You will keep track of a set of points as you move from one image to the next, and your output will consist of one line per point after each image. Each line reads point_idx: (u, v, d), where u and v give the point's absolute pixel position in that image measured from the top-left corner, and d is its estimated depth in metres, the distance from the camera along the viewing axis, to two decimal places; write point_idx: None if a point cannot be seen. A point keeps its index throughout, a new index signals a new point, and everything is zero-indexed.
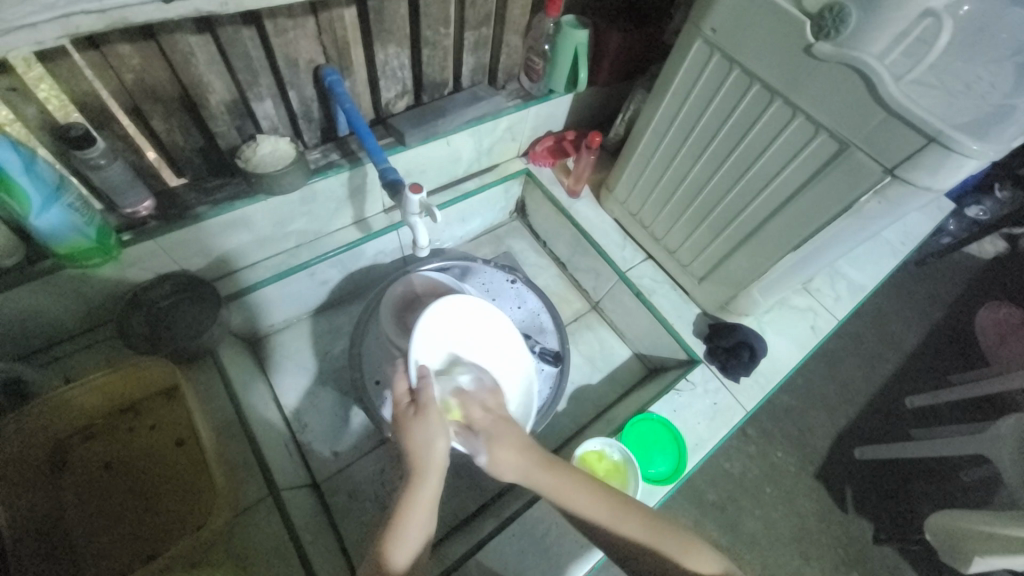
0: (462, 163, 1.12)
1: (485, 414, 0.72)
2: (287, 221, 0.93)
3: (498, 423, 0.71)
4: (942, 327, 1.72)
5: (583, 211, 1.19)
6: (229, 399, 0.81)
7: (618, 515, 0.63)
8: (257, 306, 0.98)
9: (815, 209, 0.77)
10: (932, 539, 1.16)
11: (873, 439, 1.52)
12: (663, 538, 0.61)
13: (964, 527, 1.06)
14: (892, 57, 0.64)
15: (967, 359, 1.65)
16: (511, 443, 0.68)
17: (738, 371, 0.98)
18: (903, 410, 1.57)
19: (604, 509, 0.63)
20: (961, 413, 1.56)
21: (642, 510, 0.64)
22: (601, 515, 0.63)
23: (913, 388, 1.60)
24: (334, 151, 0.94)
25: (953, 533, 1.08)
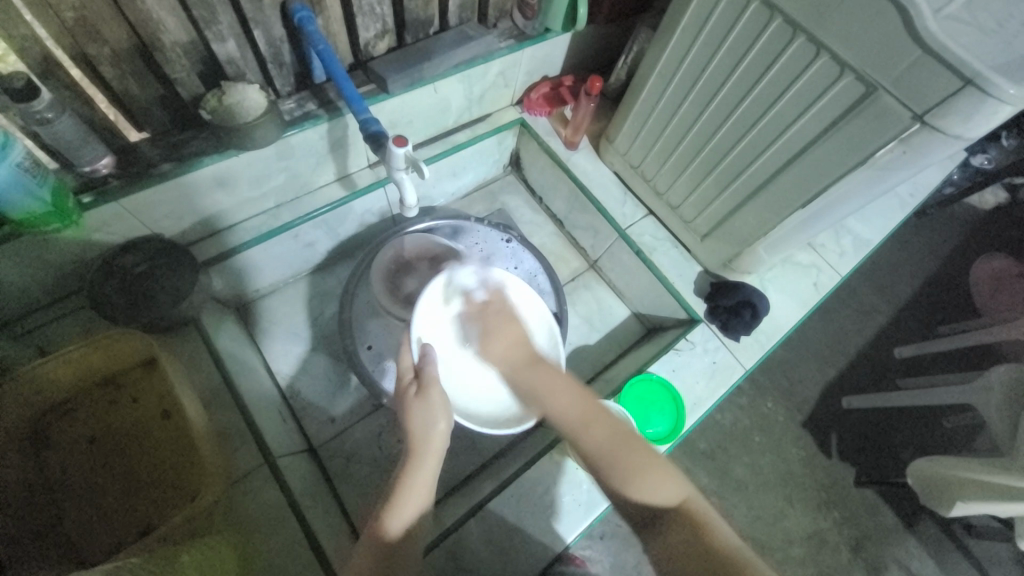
0: (451, 113, 1.04)
1: (489, 308, 0.82)
2: (264, 179, 0.86)
3: (497, 320, 0.80)
4: (939, 280, 1.71)
5: (581, 164, 1.12)
6: (216, 369, 0.78)
7: (588, 423, 0.64)
8: (239, 270, 0.93)
9: (832, 160, 0.71)
10: (914, 483, 1.21)
11: (863, 390, 1.54)
12: (626, 455, 0.60)
13: (944, 472, 1.10)
14: None
15: (962, 312, 1.65)
16: (507, 347, 0.75)
17: (738, 329, 0.96)
18: (894, 362, 1.58)
19: (571, 414, 0.65)
20: (950, 364, 1.58)
21: (615, 425, 0.63)
22: (565, 420, 0.65)
23: (906, 341, 1.61)
24: (310, 100, 0.85)
25: (935, 478, 1.12)
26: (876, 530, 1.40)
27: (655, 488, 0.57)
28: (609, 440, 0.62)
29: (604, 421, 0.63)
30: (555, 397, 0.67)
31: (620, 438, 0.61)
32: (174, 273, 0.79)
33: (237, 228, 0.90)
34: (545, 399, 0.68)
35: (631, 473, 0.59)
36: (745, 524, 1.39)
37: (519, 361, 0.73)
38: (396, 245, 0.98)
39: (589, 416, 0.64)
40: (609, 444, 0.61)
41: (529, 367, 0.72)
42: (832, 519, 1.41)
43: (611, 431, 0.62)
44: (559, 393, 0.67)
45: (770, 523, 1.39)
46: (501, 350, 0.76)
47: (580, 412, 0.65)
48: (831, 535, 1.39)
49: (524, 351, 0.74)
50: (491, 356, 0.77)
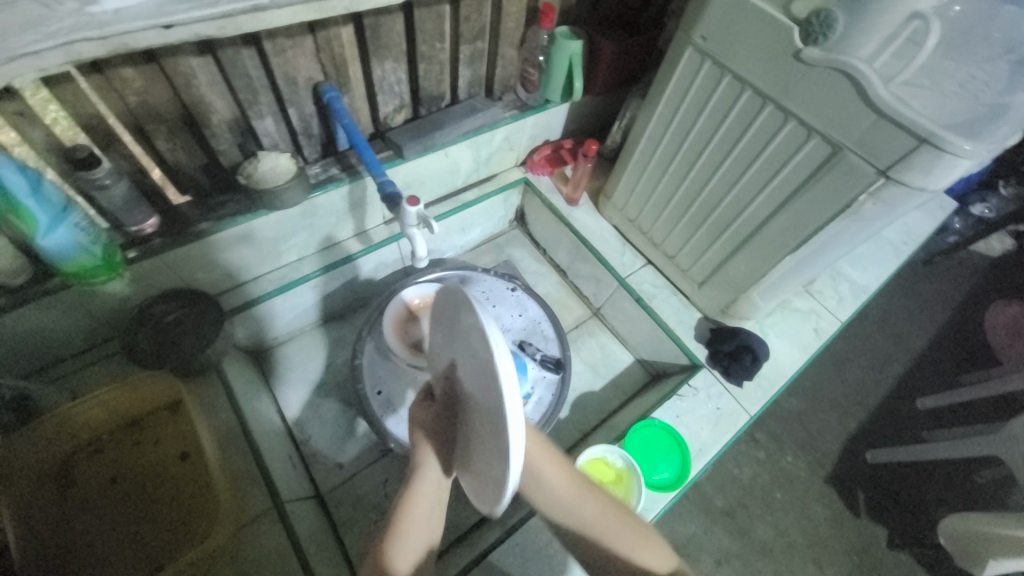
0: (460, 174, 1.14)
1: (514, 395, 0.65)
2: (289, 235, 0.94)
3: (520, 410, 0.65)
4: (950, 326, 1.70)
5: (581, 218, 1.20)
6: (234, 412, 0.82)
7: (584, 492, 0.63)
8: (260, 319, 0.99)
9: (811, 211, 0.77)
10: (945, 543, 1.15)
11: (884, 441, 1.50)
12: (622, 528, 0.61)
13: (978, 529, 1.05)
14: (882, 59, 0.65)
15: (978, 358, 1.63)
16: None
17: (740, 375, 0.98)
18: (913, 411, 1.55)
19: (570, 489, 0.63)
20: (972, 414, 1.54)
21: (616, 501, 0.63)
22: (563, 496, 0.62)
23: (923, 389, 1.58)
24: (334, 165, 0.96)
25: (970, 536, 1.06)
26: None
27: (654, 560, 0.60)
28: (619, 520, 0.61)
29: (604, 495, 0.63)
30: (552, 468, 0.63)
31: (617, 515, 0.62)
32: (199, 320, 0.84)
33: (261, 281, 0.97)
34: (547, 483, 0.62)
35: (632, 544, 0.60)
36: None
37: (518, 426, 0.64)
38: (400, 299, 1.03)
39: (580, 492, 0.62)
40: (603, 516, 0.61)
41: (536, 443, 0.63)
42: None
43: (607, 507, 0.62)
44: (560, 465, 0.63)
45: None
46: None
47: (585, 489, 0.63)
48: None
49: (529, 421, 0.64)
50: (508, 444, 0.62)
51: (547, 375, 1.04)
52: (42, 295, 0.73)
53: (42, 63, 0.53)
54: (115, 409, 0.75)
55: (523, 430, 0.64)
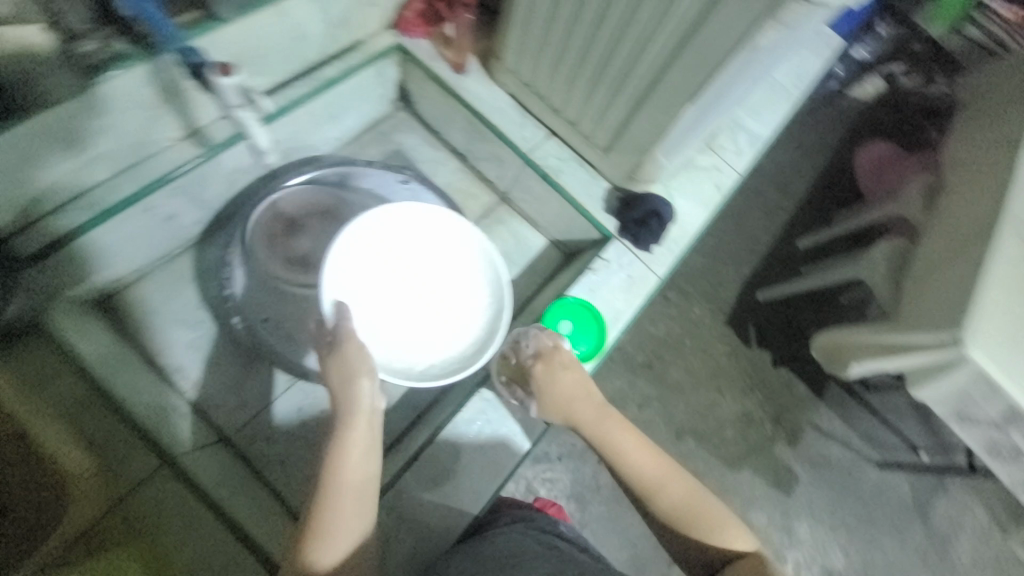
0: (312, 42, 0.90)
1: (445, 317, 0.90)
2: (79, 138, 0.69)
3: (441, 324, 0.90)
4: (831, 168, 1.81)
5: (472, 88, 1.03)
6: (76, 372, 0.70)
7: (663, 469, 0.69)
8: (84, 261, 0.77)
9: (711, 46, 0.69)
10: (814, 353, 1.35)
11: (770, 281, 1.67)
12: (692, 502, 0.66)
13: (838, 339, 1.23)
14: None
15: (850, 195, 1.79)
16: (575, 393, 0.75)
17: (648, 240, 0.97)
18: (795, 252, 1.72)
19: (651, 465, 0.69)
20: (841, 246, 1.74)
21: (691, 482, 0.68)
22: (648, 470, 0.69)
23: (803, 230, 1.74)
24: (116, 35, 0.67)
25: (833, 345, 1.24)
26: (792, 401, 1.58)
27: (730, 538, 0.63)
28: (690, 500, 0.66)
29: (679, 477, 0.68)
30: (584, 404, 0.75)
31: (697, 495, 0.66)
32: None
33: (65, 209, 0.73)
34: (626, 460, 0.70)
35: (709, 525, 0.64)
36: (684, 419, 1.51)
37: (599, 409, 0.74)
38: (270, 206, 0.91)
39: (668, 469, 0.68)
40: (686, 492, 0.67)
41: (626, 434, 0.72)
42: (755, 399, 1.57)
43: (664, 466, 0.69)
44: (631, 433, 0.72)
45: (705, 414, 1.52)
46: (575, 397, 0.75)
47: (667, 469, 0.69)
48: (757, 413, 1.55)
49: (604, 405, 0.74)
50: (557, 394, 0.76)
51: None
52: None
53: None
54: None
55: (571, 390, 0.76)
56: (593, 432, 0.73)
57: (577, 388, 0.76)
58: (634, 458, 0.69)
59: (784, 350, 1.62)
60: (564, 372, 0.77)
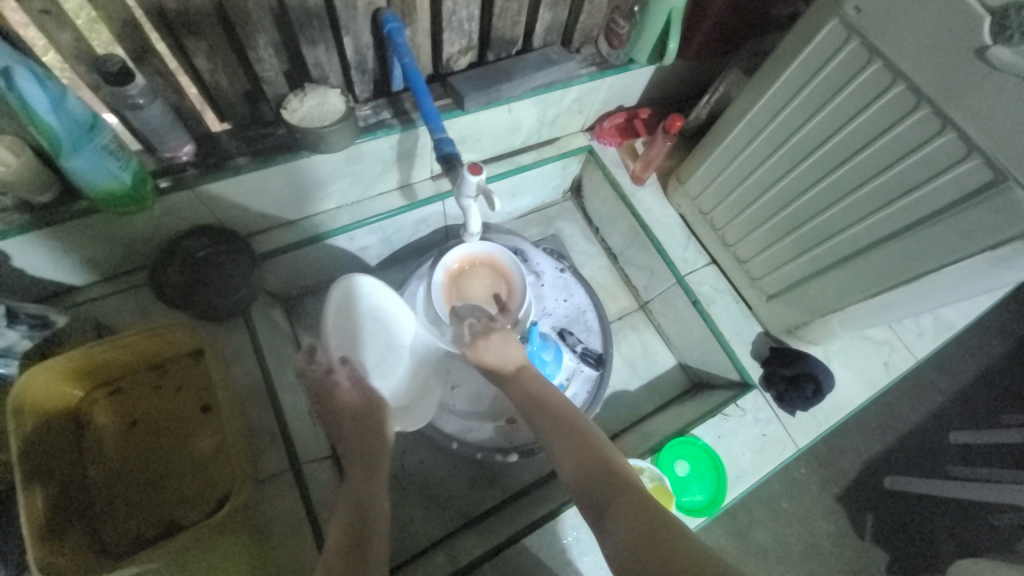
0: (520, 134, 1.02)
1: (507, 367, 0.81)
2: (329, 180, 0.86)
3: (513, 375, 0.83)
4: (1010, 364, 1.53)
5: (645, 202, 1.07)
6: (257, 363, 0.80)
7: (560, 423, 0.71)
8: (293, 266, 0.93)
9: (938, 245, 0.64)
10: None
11: (906, 471, 1.40)
12: (592, 448, 0.66)
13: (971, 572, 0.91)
14: None
15: None
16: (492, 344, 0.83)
17: (796, 404, 0.89)
18: (943, 445, 1.43)
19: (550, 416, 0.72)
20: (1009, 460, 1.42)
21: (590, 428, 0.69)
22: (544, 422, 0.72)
23: (960, 425, 1.46)
24: (386, 108, 0.84)
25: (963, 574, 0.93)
26: None
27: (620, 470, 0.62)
28: (584, 449, 0.65)
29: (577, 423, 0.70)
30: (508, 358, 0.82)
31: (595, 440, 0.67)
32: (229, 258, 0.81)
33: (298, 225, 0.91)
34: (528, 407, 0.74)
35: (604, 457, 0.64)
36: None
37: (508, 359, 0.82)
38: (457, 254, 0.91)
39: (563, 417, 0.71)
40: (578, 439, 0.67)
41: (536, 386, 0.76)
42: None
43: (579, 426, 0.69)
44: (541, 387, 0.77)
45: None
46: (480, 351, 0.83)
47: (566, 421, 0.70)
48: None
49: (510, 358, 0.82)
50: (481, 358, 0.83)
51: (587, 369, 0.99)
52: (72, 217, 0.67)
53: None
54: (138, 352, 0.71)
55: (503, 350, 0.82)
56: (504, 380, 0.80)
57: (509, 360, 0.81)
58: (549, 417, 0.72)
59: (909, 563, 1.32)
60: (488, 347, 0.82)
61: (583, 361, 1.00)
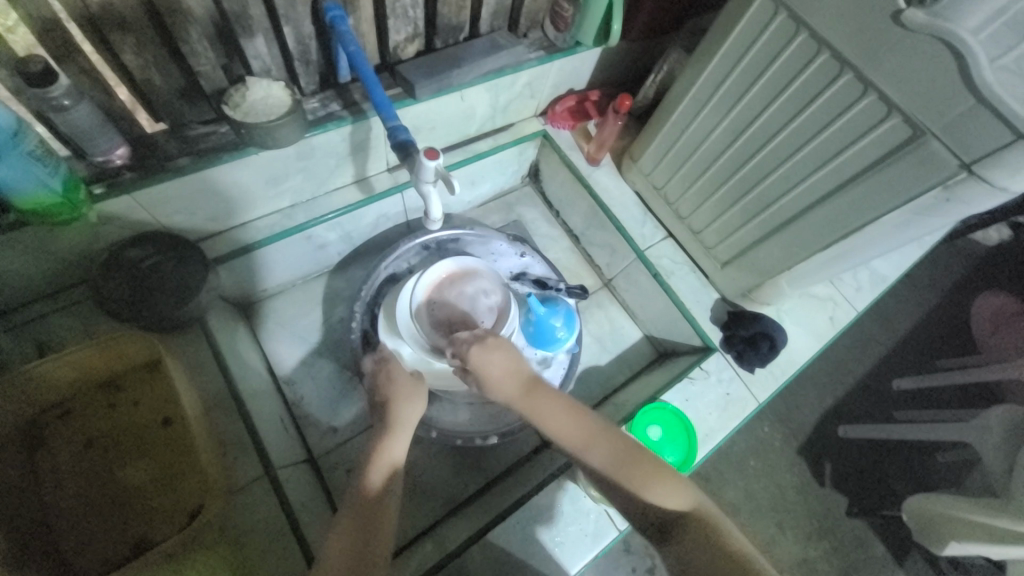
0: (475, 121, 1.02)
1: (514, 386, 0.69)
2: (280, 178, 0.83)
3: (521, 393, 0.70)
4: (936, 312, 1.67)
5: (601, 181, 1.10)
6: (220, 370, 0.77)
7: (586, 436, 0.64)
8: (249, 270, 0.90)
9: (869, 200, 0.70)
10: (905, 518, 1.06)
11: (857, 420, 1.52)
12: (629, 474, 0.61)
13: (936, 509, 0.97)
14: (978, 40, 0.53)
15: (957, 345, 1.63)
16: (498, 360, 0.71)
17: (754, 362, 0.95)
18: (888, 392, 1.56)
19: (572, 432, 0.65)
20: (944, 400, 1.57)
21: (620, 440, 0.64)
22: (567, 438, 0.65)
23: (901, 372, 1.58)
24: (334, 100, 0.82)
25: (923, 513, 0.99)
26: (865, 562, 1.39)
27: (666, 498, 0.60)
28: (632, 468, 0.62)
29: (604, 439, 0.64)
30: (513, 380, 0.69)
31: (634, 454, 0.63)
32: (180, 264, 0.77)
33: (251, 226, 0.87)
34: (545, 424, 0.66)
35: (645, 487, 0.61)
36: None
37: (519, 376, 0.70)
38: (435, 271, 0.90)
39: (588, 432, 0.64)
40: (613, 459, 0.63)
41: (549, 399, 0.67)
42: (822, 549, 1.39)
43: (606, 449, 0.63)
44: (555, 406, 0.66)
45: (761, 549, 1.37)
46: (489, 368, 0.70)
47: (591, 436, 0.64)
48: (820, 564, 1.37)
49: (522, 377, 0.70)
50: (486, 378, 0.70)
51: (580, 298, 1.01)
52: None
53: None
54: (87, 369, 0.69)
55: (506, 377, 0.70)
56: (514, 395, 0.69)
57: (513, 375, 0.70)
58: (576, 441, 0.65)
59: (866, 503, 1.43)
60: (490, 357, 0.71)
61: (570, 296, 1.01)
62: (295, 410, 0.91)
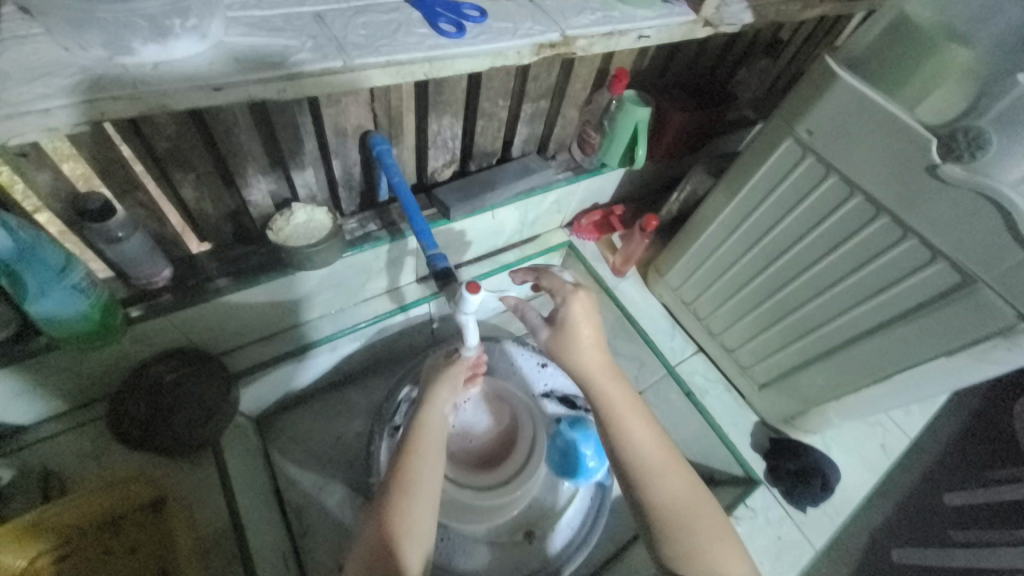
0: (503, 235, 1.05)
1: (600, 365, 0.67)
2: (312, 294, 0.83)
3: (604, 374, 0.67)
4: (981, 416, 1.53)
5: (628, 292, 1.09)
6: (226, 502, 0.71)
7: (666, 463, 0.63)
8: (270, 383, 0.88)
9: (922, 340, 0.67)
10: None
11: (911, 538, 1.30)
12: (700, 525, 0.60)
13: None
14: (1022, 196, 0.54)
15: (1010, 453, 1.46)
16: (593, 335, 0.67)
17: (806, 500, 0.86)
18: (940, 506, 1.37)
19: (655, 454, 0.63)
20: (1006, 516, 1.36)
21: (694, 483, 0.63)
22: (649, 457, 0.63)
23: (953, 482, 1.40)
24: (372, 221, 0.85)
25: None
26: None
27: (726, 564, 0.58)
28: (702, 518, 0.61)
29: (683, 475, 0.63)
30: (614, 384, 0.66)
31: (702, 502, 0.62)
32: (203, 381, 0.75)
33: (277, 338, 0.86)
34: (623, 428, 0.64)
35: (709, 544, 0.59)
36: None
37: (604, 360, 0.67)
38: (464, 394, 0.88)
39: (669, 461, 0.63)
40: (684, 495, 0.62)
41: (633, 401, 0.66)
42: None
43: (684, 485, 0.62)
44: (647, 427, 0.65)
45: None
46: (586, 335, 0.67)
47: (669, 462, 0.63)
48: None
49: (608, 364, 0.68)
50: (571, 340, 0.67)
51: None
52: (21, 359, 0.61)
53: (49, 119, 0.44)
54: (89, 510, 0.64)
55: (593, 349, 0.67)
56: (591, 381, 0.66)
57: (602, 355, 0.67)
58: (654, 458, 0.63)
59: None
60: (581, 322, 0.67)
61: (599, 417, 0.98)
62: (300, 541, 0.83)
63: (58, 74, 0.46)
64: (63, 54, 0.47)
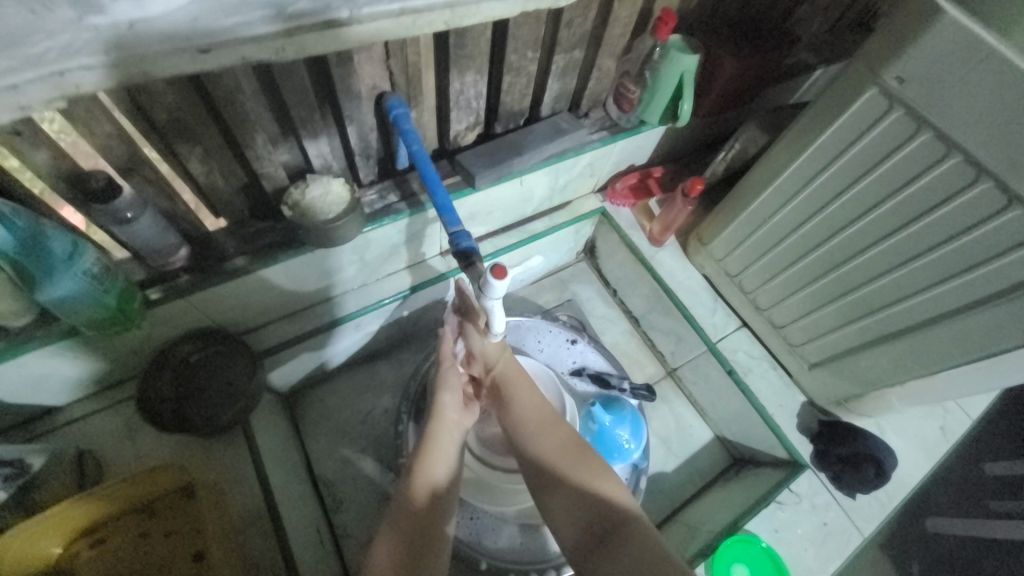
0: (532, 203, 0.98)
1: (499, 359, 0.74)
2: (336, 270, 0.80)
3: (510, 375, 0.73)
4: None
5: (667, 264, 1.01)
6: (260, 482, 0.73)
7: (545, 424, 0.69)
8: (295, 361, 0.87)
9: (1014, 326, 0.59)
10: None
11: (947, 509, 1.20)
12: (575, 465, 0.64)
13: None
14: None
15: None
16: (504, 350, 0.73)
17: (856, 486, 0.82)
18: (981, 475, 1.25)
19: (536, 417, 0.70)
20: None
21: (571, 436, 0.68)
22: (530, 422, 0.69)
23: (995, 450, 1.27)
24: (392, 191, 0.79)
25: None
26: None
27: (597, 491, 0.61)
28: (577, 460, 0.64)
29: (560, 430, 0.68)
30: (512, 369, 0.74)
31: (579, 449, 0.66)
32: (229, 361, 0.74)
33: (301, 316, 0.83)
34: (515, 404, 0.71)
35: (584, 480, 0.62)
36: None
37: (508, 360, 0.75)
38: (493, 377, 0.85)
39: (547, 423, 0.69)
40: (561, 446, 0.66)
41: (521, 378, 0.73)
42: None
43: (565, 440, 0.67)
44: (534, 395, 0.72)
45: None
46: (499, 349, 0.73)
47: (546, 422, 0.69)
48: None
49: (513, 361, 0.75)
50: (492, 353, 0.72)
51: (640, 402, 0.96)
52: (43, 345, 0.60)
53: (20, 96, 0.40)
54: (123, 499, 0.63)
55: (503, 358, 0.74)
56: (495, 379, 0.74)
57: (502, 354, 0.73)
58: (535, 422, 0.69)
59: None
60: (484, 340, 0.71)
61: (633, 397, 0.94)
62: (332, 516, 0.84)
63: (32, 40, 0.41)
64: (29, 16, 0.41)
